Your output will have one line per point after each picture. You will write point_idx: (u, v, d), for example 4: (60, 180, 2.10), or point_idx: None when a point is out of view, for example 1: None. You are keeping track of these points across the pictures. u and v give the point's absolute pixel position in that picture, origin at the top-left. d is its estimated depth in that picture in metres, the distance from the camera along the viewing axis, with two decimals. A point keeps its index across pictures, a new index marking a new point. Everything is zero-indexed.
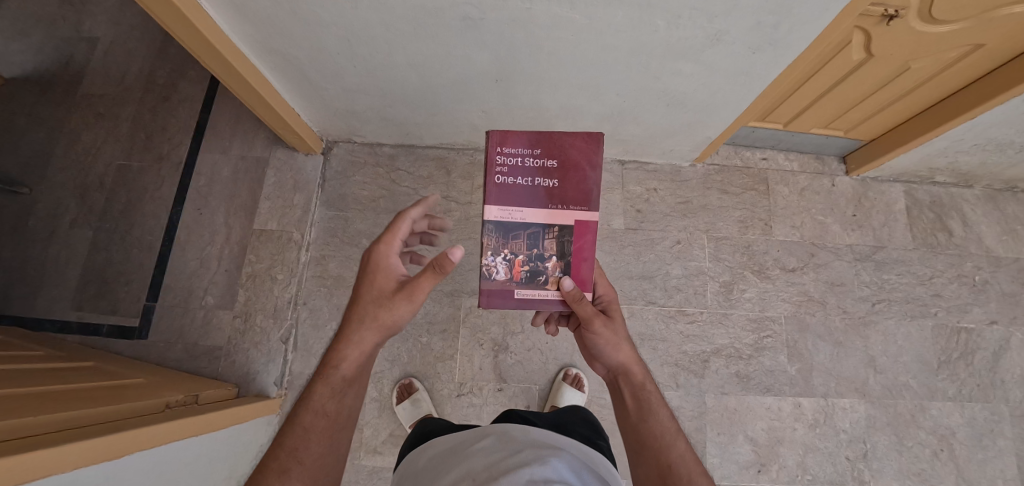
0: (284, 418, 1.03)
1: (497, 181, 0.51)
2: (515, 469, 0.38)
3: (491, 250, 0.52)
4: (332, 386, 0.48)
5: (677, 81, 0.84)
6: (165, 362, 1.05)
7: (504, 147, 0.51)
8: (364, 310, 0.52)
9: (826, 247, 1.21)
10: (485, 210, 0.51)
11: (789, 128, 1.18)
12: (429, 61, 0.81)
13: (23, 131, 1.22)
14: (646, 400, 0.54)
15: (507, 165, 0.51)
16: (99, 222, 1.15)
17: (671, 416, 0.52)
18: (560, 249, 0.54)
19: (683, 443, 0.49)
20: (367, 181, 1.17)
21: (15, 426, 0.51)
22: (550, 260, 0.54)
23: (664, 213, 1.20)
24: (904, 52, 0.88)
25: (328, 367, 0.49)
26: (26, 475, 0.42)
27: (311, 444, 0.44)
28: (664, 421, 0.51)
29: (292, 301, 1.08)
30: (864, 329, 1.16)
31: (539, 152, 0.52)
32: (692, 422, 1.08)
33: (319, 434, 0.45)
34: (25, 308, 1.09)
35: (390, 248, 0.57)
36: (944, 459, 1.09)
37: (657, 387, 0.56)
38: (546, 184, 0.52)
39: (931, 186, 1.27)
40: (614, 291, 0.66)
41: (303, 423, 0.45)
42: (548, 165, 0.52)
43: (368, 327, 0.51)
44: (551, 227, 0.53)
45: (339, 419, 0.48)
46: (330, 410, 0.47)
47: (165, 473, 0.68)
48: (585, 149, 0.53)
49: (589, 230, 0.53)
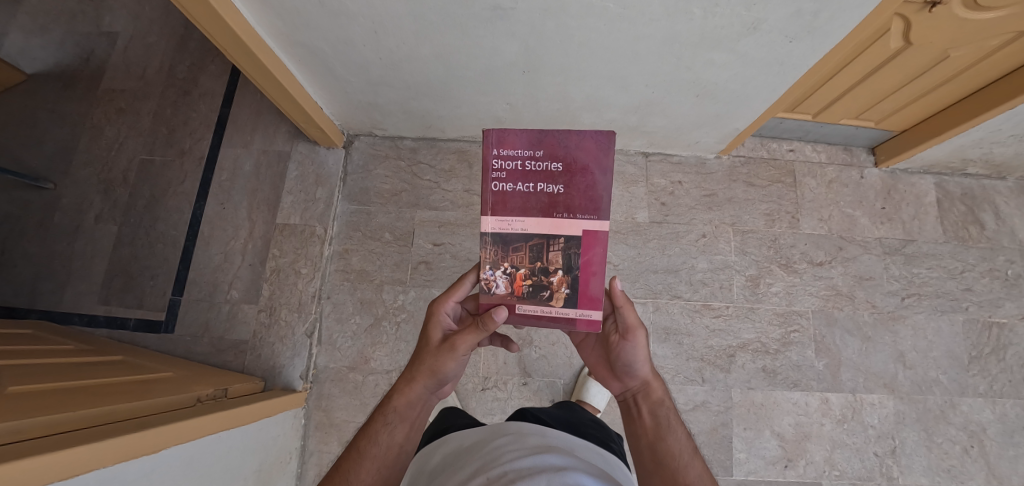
0: (310, 412, 1.04)
1: (495, 188, 0.45)
2: (527, 476, 0.35)
3: (490, 263, 0.48)
4: (387, 420, 0.49)
5: (709, 71, 0.81)
6: (192, 356, 1.06)
7: (501, 149, 0.44)
8: (421, 357, 0.52)
9: (854, 240, 1.18)
10: (483, 222, 0.46)
11: (817, 118, 1.15)
12: (455, 51, 0.79)
13: (46, 126, 1.23)
14: (665, 419, 0.49)
15: (505, 169, 0.45)
16: (123, 217, 1.15)
17: (687, 436, 0.48)
18: (565, 263, 0.47)
19: (700, 466, 0.45)
20: (389, 174, 1.16)
21: (47, 427, 0.51)
22: (555, 275, 0.47)
23: (689, 206, 1.18)
24: (945, 40, 0.84)
25: (388, 403, 0.51)
26: (49, 477, 0.41)
27: (364, 471, 0.45)
28: (681, 441, 0.47)
29: (316, 295, 1.08)
30: (894, 324, 1.14)
31: (542, 154, 0.44)
32: (717, 417, 1.07)
33: (372, 465, 0.46)
34: (54, 302, 1.10)
35: (446, 305, 0.54)
36: (974, 455, 1.06)
37: (676, 408, 0.51)
38: (549, 191, 0.45)
39: (963, 177, 1.23)
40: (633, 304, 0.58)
41: (362, 449, 0.47)
42: (552, 169, 0.44)
43: (424, 375, 0.51)
44: (555, 238, 0.46)
45: (391, 458, 0.48)
46: (384, 441, 0.48)
47: (199, 466, 0.68)
48: (593, 150, 0.44)
49: (598, 242, 0.46)
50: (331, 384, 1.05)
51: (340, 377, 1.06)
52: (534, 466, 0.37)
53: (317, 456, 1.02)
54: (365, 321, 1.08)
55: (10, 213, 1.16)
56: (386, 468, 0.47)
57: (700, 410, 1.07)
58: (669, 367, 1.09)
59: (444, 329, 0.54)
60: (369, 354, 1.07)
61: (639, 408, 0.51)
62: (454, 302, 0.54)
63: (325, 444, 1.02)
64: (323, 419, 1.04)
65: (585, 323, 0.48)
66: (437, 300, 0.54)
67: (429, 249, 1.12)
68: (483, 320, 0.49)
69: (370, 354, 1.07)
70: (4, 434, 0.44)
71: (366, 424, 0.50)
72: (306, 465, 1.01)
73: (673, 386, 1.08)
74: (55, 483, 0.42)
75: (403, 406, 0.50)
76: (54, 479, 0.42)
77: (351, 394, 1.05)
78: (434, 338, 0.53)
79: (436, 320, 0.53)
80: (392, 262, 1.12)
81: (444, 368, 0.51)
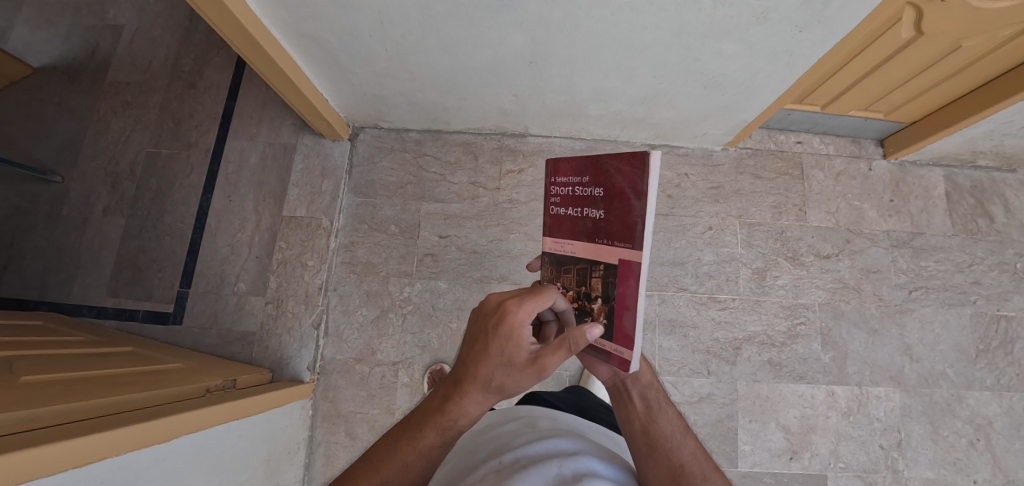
0: (317, 403, 1.05)
1: (553, 212, 0.51)
2: (539, 461, 0.35)
3: (546, 281, 0.53)
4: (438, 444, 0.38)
5: (717, 61, 0.81)
6: (200, 347, 1.07)
7: (555, 178, 0.49)
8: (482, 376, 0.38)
9: (862, 233, 1.18)
10: (543, 242, 0.53)
11: (826, 110, 1.14)
12: (461, 42, 0.79)
13: (52, 120, 1.23)
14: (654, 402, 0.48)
15: (561, 195, 0.49)
16: (130, 210, 1.16)
17: (678, 415, 0.48)
18: (604, 291, 0.43)
19: (693, 443, 0.45)
20: (394, 167, 1.16)
21: (59, 418, 0.51)
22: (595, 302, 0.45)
23: (695, 198, 1.18)
24: (957, 30, 0.83)
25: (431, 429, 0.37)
26: (61, 466, 0.42)
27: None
28: (673, 419, 0.47)
29: (322, 287, 1.09)
30: (901, 317, 1.14)
31: (587, 180, 0.44)
32: (722, 409, 1.07)
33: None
34: (63, 294, 1.11)
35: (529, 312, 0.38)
36: (980, 449, 1.06)
37: (664, 389, 0.50)
38: (594, 215, 0.44)
39: (972, 170, 1.22)
40: None
41: (406, 464, 0.37)
42: (595, 194, 0.43)
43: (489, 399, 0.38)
44: (597, 265, 0.44)
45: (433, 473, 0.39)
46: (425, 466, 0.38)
47: (208, 455, 0.69)
48: (629, 172, 0.37)
49: (633, 274, 0.38)
50: (338, 375, 1.06)
51: (347, 369, 1.06)
52: (546, 452, 0.37)
53: (324, 446, 1.03)
54: (372, 313, 1.09)
55: (19, 206, 1.17)
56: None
57: (705, 402, 1.07)
58: (675, 359, 1.09)
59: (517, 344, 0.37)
60: (376, 345, 1.07)
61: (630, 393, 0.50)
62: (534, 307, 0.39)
63: (332, 435, 1.03)
64: (331, 409, 1.05)
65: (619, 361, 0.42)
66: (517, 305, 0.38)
67: (435, 241, 1.13)
68: (573, 337, 0.37)
69: (377, 345, 1.07)
70: (18, 423, 0.45)
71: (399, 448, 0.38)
72: (313, 455, 1.03)
73: (678, 378, 1.08)
74: (69, 471, 0.43)
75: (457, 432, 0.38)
76: (68, 468, 0.43)
77: (358, 386, 1.05)
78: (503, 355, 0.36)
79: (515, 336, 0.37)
80: (398, 254, 1.12)
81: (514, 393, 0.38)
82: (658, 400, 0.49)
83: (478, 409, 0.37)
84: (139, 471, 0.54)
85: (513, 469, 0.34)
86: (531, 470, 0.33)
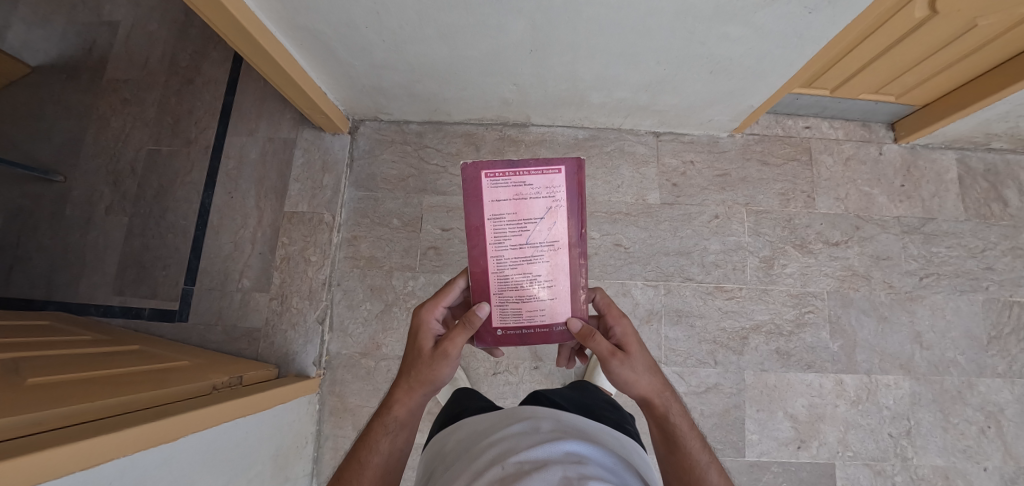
0: (324, 397, 1.06)
1: (482, 230, 0.47)
2: (542, 467, 0.34)
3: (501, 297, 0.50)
4: (387, 429, 0.50)
5: (723, 46, 0.78)
6: (207, 344, 1.08)
7: (481, 194, 0.46)
8: (415, 369, 0.52)
9: (872, 219, 1.15)
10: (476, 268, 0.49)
11: (835, 94, 1.11)
12: (460, 32, 0.77)
13: (53, 118, 1.23)
14: (673, 432, 0.49)
15: (494, 213, 0.47)
16: (133, 208, 1.16)
17: (703, 447, 0.47)
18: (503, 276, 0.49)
19: (716, 477, 0.45)
20: (395, 159, 1.15)
21: (62, 419, 0.50)
22: (557, 306, 0.51)
23: (701, 186, 1.16)
24: (974, 8, 0.79)
25: (387, 417, 0.51)
26: (72, 467, 0.42)
27: (366, 479, 0.46)
28: (695, 454, 0.47)
29: (326, 282, 1.08)
30: (911, 304, 1.12)
31: (521, 200, 0.46)
32: (729, 399, 1.06)
33: (374, 473, 0.47)
34: (69, 293, 1.12)
35: (434, 311, 0.56)
36: (991, 436, 1.05)
37: (686, 416, 0.50)
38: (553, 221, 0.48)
39: (986, 152, 1.19)
40: (627, 318, 0.56)
41: (363, 459, 0.48)
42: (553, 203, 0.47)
43: (419, 383, 0.52)
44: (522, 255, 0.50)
45: (393, 462, 0.49)
46: (385, 449, 0.49)
47: (216, 452, 0.70)
48: (501, 181, 0.46)
49: (473, 252, 0.48)
50: (344, 369, 1.07)
51: (352, 363, 1.07)
52: (550, 457, 0.36)
53: (332, 440, 1.04)
54: (376, 307, 1.09)
55: (23, 206, 1.17)
56: (387, 474, 0.48)
57: (712, 392, 1.07)
58: (681, 350, 1.08)
59: (432, 329, 0.55)
60: (381, 340, 1.07)
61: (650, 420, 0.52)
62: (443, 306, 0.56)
63: (340, 429, 1.04)
64: (338, 404, 1.05)
65: (501, 340, 0.53)
66: (424, 307, 0.55)
67: (438, 234, 1.12)
68: (469, 317, 0.50)
69: (381, 339, 1.07)
70: (24, 426, 0.45)
71: (365, 435, 0.50)
72: (321, 449, 1.04)
73: (685, 368, 1.07)
74: (77, 472, 0.43)
75: (403, 416, 0.51)
76: (76, 470, 0.43)
77: (364, 380, 1.06)
78: (421, 337, 0.54)
79: (426, 327, 0.55)
80: (401, 248, 1.11)
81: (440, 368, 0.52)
82: (678, 431, 0.48)
83: (409, 394, 0.51)
84: (147, 471, 0.54)
85: (516, 475, 0.33)
86: (534, 476, 0.32)
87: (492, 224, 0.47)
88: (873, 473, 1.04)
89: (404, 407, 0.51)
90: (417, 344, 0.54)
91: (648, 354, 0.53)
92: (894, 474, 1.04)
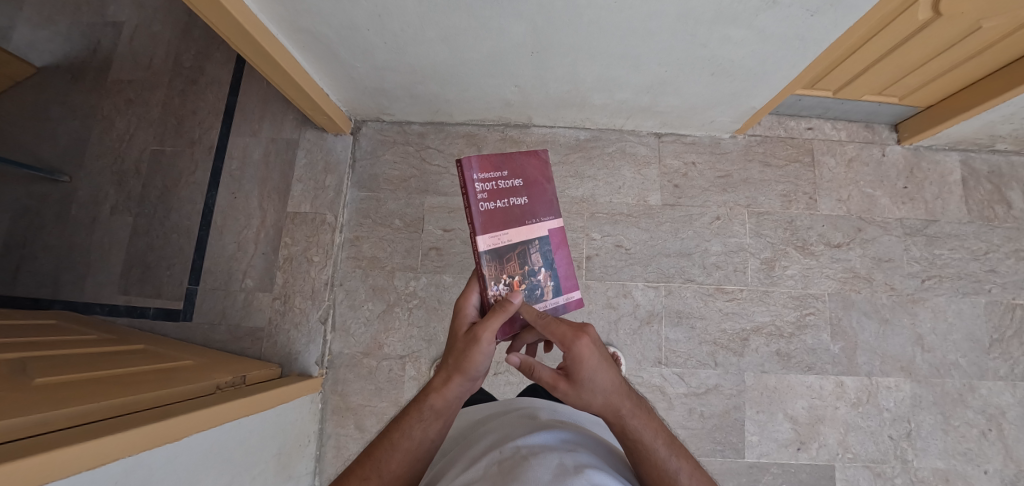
0: (326, 396, 1.07)
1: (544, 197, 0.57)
2: (539, 452, 0.34)
3: (494, 278, 0.51)
4: (421, 415, 0.46)
5: (725, 48, 0.78)
6: (211, 343, 1.09)
7: (541, 166, 0.56)
8: (454, 353, 0.48)
9: (874, 221, 1.15)
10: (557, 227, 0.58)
11: (838, 95, 1.11)
12: (462, 34, 0.77)
13: (58, 119, 1.24)
14: (637, 446, 0.41)
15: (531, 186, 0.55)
16: (137, 208, 1.17)
17: (665, 440, 0.41)
18: (543, 260, 0.56)
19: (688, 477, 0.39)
20: (397, 160, 1.16)
21: (68, 417, 0.51)
22: (541, 273, 0.56)
23: (703, 188, 1.16)
24: (977, 11, 0.79)
25: (422, 394, 0.47)
26: (78, 466, 0.43)
27: (394, 461, 0.44)
28: (665, 462, 0.39)
29: (329, 282, 1.09)
30: (913, 306, 1.11)
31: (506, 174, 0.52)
32: (729, 400, 1.07)
33: (401, 455, 0.44)
34: (75, 293, 1.13)
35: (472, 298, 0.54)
36: (992, 439, 1.05)
37: (645, 427, 0.41)
38: (518, 204, 0.53)
39: (990, 154, 1.18)
40: (574, 336, 0.44)
41: (394, 442, 0.45)
42: (515, 185, 0.53)
43: (456, 370, 0.47)
44: (531, 242, 0.55)
45: (421, 453, 0.45)
46: (416, 436, 0.45)
47: (220, 452, 0.70)
48: (542, 167, 0.56)
49: (560, 236, 0.58)
50: (346, 369, 1.07)
51: (354, 363, 1.08)
52: (547, 444, 0.37)
53: (334, 439, 1.05)
54: (378, 306, 1.09)
55: (29, 206, 1.19)
56: (415, 462, 0.45)
57: (712, 394, 1.07)
58: (682, 351, 1.09)
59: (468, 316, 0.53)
60: (382, 339, 1.08)
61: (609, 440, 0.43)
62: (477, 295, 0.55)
63: (342, 427, 1.05)
64: (340, 403, 1.06)
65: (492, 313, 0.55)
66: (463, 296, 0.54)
67: (440, 235, 1.12)
68: (505, 303, 0.48)
69: (383, 339, 1.08)
70: (30, 426, 0.46)
71: (399, 419, 0.47)
72: (324, 448, 1.05)
73: (685, 369, 1.08)
74: (84, 473, 0.44)
75: (440, 404, 0.46)
76: (82, 469, 0.44)
77: (366, 379, 1.07)
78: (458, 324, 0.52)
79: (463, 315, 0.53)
80: (403, 248, 1.12)
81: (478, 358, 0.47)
82: (641, 442, 0.40)
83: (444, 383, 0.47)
84: (153, 470, 0.55)
85: (514, 459, 0.34)
86: (532, 460, 0.32)
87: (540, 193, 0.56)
88: (874, 474, 1.04)
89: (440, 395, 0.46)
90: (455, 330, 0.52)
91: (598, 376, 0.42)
92: (895, 476, 1.04)
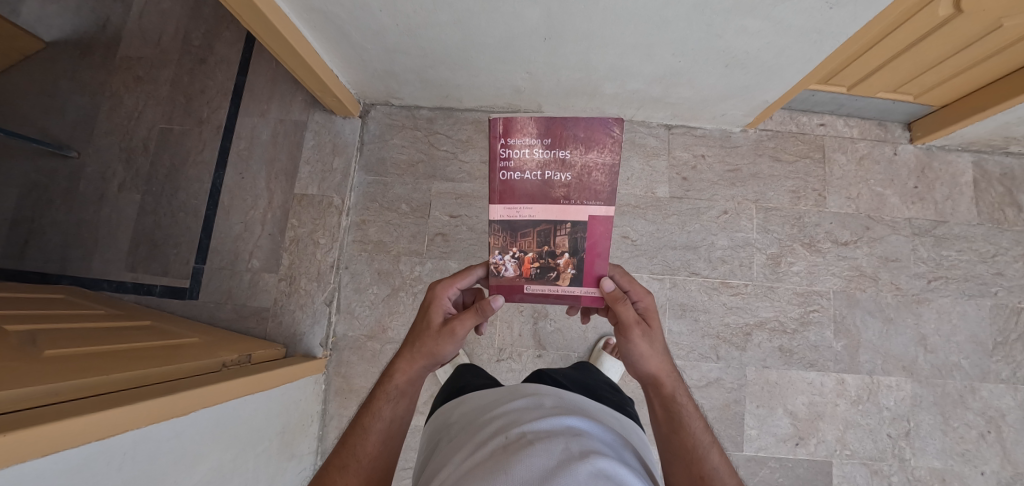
0: (330, 378, 1.08)
1: (596, 177, 0.48)
2: (545, 438, 0.35)
3: (499, 248, 0.51)
4: (390, 396, 0.50)
5: (740, 39, 0.77)
6: (216, 321, 1.10)
7: (600, 139, 0.47)
8: (421, 340, 0.54)
9: (883, 220, 1.14)
10: (606, 216, 0.48)
11: (852, 92, 1.09)
12: (476, 18, 0.76)
13: (67, 94, 1.24)
14: (678, 413, 0.49)
15: (581, 160, 0.48)
16: (145, 186, 1.17)
17: (705, 428, 0.48)
18: (571, 246, 0.51)
19: (717, 457, 0.46)
20: (405, 144, 1.15)
21: (77, 389, 0.52)
22: (562, 257, 0.51)
23: (711, 181, 1.15)
24: (1000, 8, 0.78)
25: (390, 382, 0.51)
26: (88, 437, 0.44)
27: (371, 444, 0.47)
28: (699, 434, 0.47)
29: (335, 264, 1.10)
30: (917, 306, 1.11)
31: (547, 142, 0.47)
32: (729, 394, 1.07)
33: (377, 438, 0.48)
34: (83, 269, 1.14)
35: (449, 289, 0.57)
36: (991, 441, 1.05)
37: (691, 400, 0.50)
38: (557, 178, 0.48)
39: (1004, 156, 1.16)
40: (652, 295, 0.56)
41: (365, 425, 0.48)
42: (558, 156, 0.48)
43: (422, 355, 0.53)
44: (562, 224, 0.49)
45: (394, 430, 0.49)
46: (387, 415, 0.49)
47: (225, 428, 0.71)
48: (603, 137, 0.47)
49: (604, 226, 0.49)
50: (350, 351, 1.08)
51: (358, 345, 1.08)
52: (554, 431, 0.37)
53: (337, 419, 1.06)
54: (382, 290, 1.10)
55: (37, 181, 1.19)
56: (388, 440, 0.48)
57: (713, 387, 1.07)
58: (684, 343, 1.09)
59: (444, 307, 0.56)
60: (386, 323, 1.09)
61: (653, 403, 0.52)
62: (456, 287, 0.57)
63: (345, 409, 1.06)
64: (343, 384, 1.07)
65: (495, 288, 0.53)
66: (440, 285, 0.57)
67: (446, 221, 1.12)
68: (482, 304, 0.51)
69: (387, 323, 1.09)
70: (41, 397, 0.46)
71: (369, 402, 0.51)
72: (326, 428, 1.06)
73: (686, 362, 1.08)
74: (93, 444, 0.45)
75: (405, 384, 0.51)
76: (93, 440, 0.44)
77: (369, 362, 1.08)
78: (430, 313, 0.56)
79: (438, 304, 0.56)
80: (408, 233, 1.12)
81: (444, 348, 0.53)
82: (683, 411, 0.49)
83: (411, 367, 0.52)
84: (159, 444, 0.56)
85: (520, 445, 0.34)
86: (537, 444, 0.33)
87: (589, 171, 0.48)
88: (870, 472, 1.05)
89: (405, 379, 0.52)
90: (426, 318, 0.55)
91: (663, 337, 0.54)
92: (892, 474, 1.05)
